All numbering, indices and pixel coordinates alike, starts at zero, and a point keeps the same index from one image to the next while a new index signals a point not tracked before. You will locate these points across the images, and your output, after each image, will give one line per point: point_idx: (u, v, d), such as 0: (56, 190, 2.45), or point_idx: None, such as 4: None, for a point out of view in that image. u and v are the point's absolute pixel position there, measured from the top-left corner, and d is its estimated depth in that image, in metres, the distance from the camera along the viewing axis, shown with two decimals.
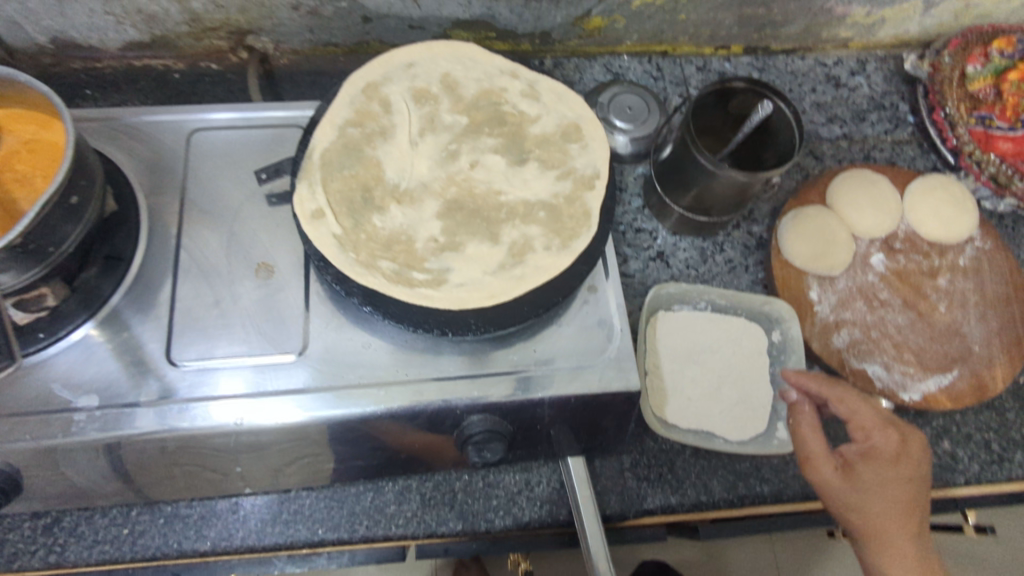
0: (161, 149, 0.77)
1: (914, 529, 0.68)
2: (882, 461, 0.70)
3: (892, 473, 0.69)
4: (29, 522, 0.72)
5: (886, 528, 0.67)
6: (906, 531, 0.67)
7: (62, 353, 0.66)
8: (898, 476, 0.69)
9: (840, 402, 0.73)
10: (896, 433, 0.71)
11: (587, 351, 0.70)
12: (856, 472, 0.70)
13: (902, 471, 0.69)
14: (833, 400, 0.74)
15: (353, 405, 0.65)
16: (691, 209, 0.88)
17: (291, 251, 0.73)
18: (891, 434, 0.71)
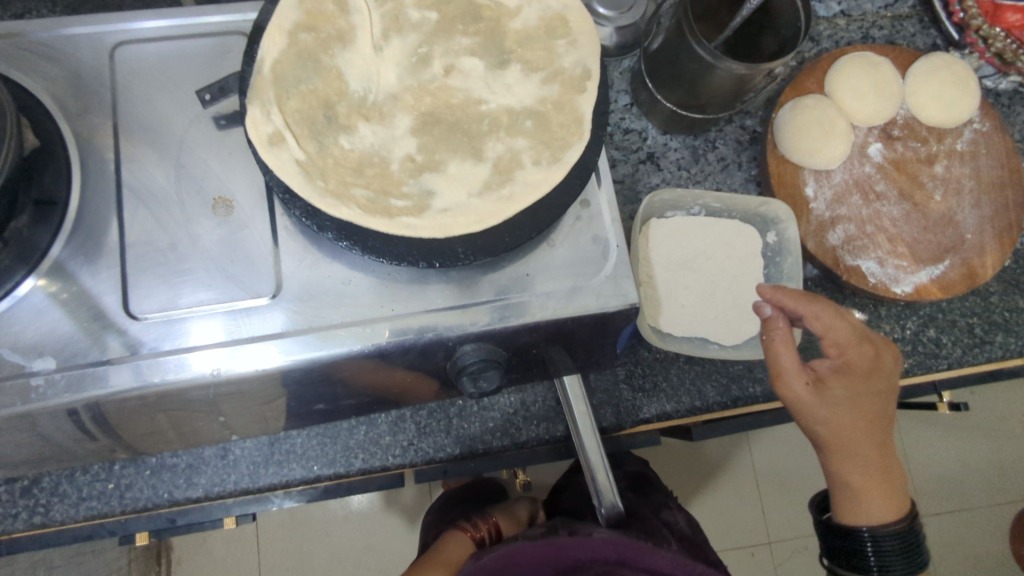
0: (80, 69, 0.66)
1: (876, 436, 0.69)
2: (853, 376, 0.69)
3: (863, 387, 0.69)
4: (4, 486, 0.68)
5: (850, 437, 0.68)
6: (868, 439, 0.69)
7: (6, 315, 0.59)
8: (869, 389, 0.69)
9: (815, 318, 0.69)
10: (864, 347, 0.70)
11: (582, 270, 0.66)
12: (827, 387, 0.68)
13: (870, 385, 0.69)
14: (809, 317, 0.69)
15: (337, 345, 0.61)
16: (684, 105, 0.81)
17: (250, 182, 0.65)
18: (865, 349, 0.70)
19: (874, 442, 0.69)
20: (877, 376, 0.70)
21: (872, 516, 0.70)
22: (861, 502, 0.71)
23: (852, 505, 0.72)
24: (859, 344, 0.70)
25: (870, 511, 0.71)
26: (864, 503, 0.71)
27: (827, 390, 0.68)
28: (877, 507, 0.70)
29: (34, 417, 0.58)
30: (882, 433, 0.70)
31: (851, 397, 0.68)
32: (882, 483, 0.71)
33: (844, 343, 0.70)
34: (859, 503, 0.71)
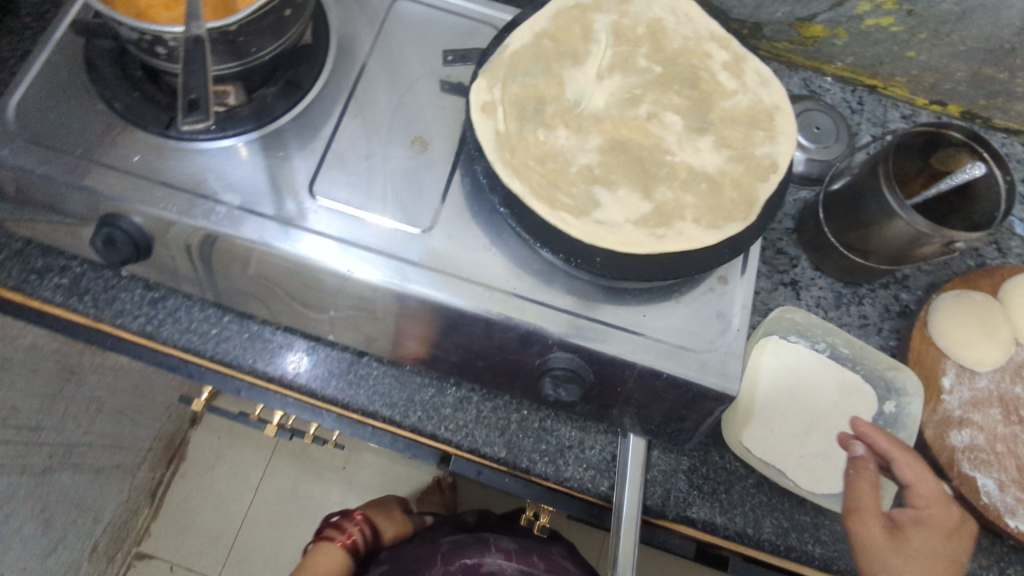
0: (366, 5, 0.80)
1: None
2: (929, 531, 0.64)
3: (943, 545, 0.64)
4: (140, 290, 0.79)
5: None
6: None
7: (217, 151, 0.70)
8: (946, 550, 0.64)
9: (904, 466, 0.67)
10: (941, 506, 0.66)
11: (696, 335, 0.67)
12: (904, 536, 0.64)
13: (952, 546, 0.65)
14: (901, 461, 0.67)
15: (454, 295, 0.66)
16: (849, 245, 0.82)
17: (447, 136, 0.74)
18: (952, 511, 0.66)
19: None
20: (958, 540, 0.65)
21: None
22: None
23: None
24: (943, 502, 0.66)
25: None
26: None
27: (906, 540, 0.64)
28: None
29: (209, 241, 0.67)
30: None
31: (929, 553, 0.63)
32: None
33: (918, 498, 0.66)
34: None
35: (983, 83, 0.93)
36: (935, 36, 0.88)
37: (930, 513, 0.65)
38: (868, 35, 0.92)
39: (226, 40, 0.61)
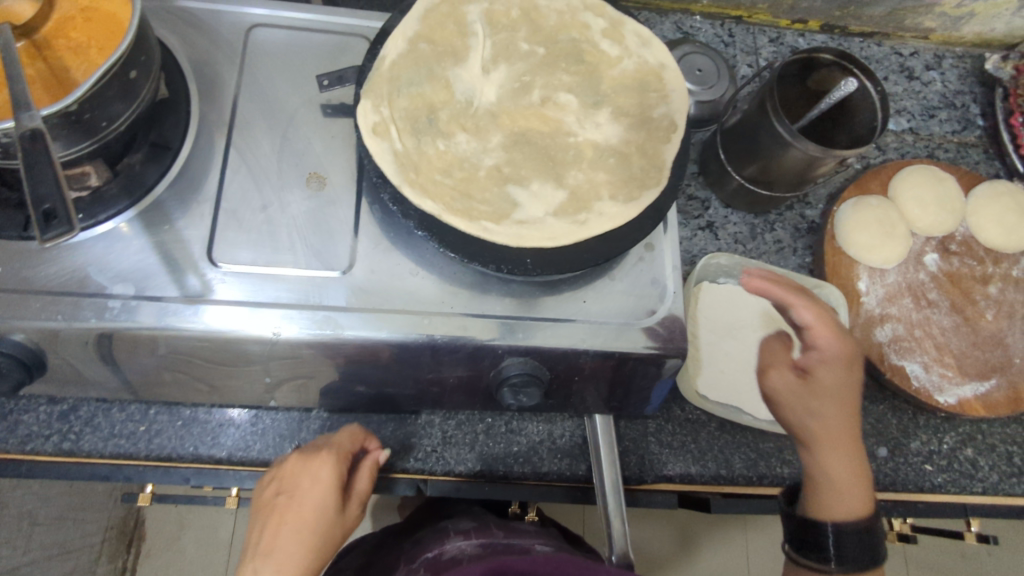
0: (217, 41, 0.73)
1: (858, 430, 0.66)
2: (839, 366, 0.64)
3: (845, 373, 0.65)
4: (45, 406, 0.72)
5: (838, 433, 0.65)
6: (854, 432, 0.65)
7: (93, 240, 0.63)
8: (846, 378, 0.64)
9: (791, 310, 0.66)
10: (832, 335, 0.65)
11: (637, 308, 0.68)
12: (816, 381, 0.64)
13: (851, 370, 0.65)
14: (804, 310, 0.65)
15: (393, 331, 0.63)
16: (753, 180, 0.85)
17: (344, 166, 0.70)
18: (857, 342, 0.65)
19: (839, 453, 0.65)
20: (856, 364, 0.65)
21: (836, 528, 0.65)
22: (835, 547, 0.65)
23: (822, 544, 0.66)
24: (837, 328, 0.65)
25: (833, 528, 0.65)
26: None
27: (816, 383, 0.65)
28: (841, 514, 0.65)
29: (109, 339, 0.61)
30: (856, 433, 0.66)
31: (836, 388, 0.64)
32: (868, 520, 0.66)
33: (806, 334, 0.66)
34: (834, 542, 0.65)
35: None
36: None
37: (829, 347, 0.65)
38: None
39: (69, 118, 0.53)
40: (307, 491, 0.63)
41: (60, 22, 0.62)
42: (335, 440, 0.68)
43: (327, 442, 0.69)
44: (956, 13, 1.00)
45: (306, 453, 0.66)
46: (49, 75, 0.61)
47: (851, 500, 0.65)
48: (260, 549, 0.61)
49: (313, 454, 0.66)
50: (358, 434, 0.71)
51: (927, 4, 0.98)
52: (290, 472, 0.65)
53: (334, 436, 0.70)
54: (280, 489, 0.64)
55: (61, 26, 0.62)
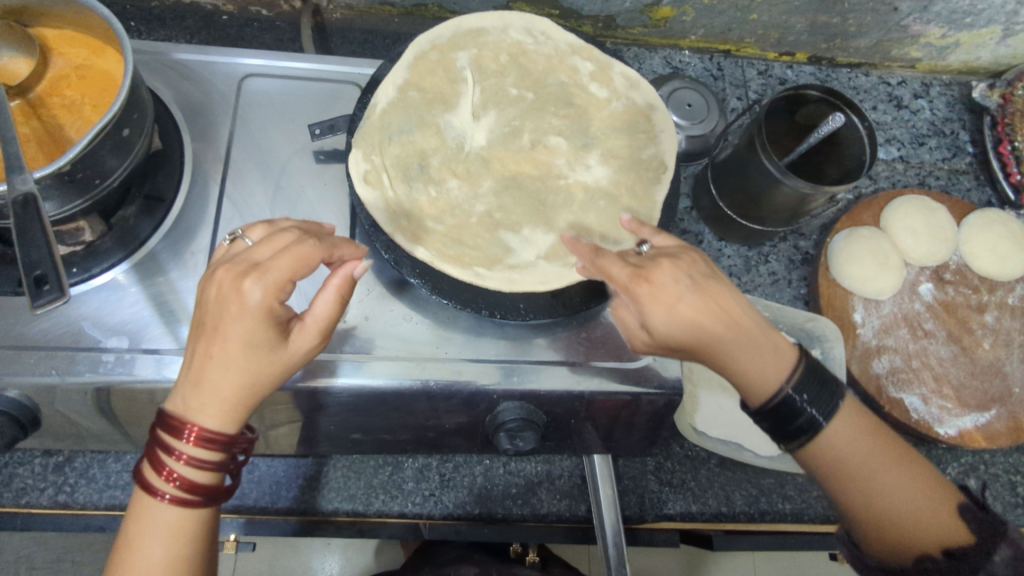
0: (211, 92, 0.74)
1: (768, 350, 0.56)
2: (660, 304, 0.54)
3: (695, 296, 0.54)
4: (40, 459, 0.72)
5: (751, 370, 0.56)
6: (765, 359, 0.56)
7: (88, 293, 0.64)
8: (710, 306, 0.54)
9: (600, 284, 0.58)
10: (649, 278, 0.55)
11: (631, 348, 0.69)
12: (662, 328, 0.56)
13: (706, 293, 0.55)
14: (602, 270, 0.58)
15: (387, 377, 0.63)
16: (744, 214, 0.85)
17: (337, 213, 0.71)
18: (656, 276, 0.55)
19: (775, 371, 0.56)
20: (690, 289, 0.54)
21: (839, 448, 0.55)
22: (848, 470, 0.55)
23: (836, 478, 0.56)
24: (631, 283, 0.55)
25: (839, 450, 0.55)
26: (939, 519, 0.53)
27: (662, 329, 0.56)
28: (825, 421, 0.55)
29: (103, 394, 0.61)
30: (762, 351, 0.56)
31: (685, 323, 0.53)
32: (855, 416, 0.57)
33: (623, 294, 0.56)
34: (842, 466, 0.55)
35: (821, 29, 0.99)
36: None
37: (669, 284, 0.54)
38: (712, 8, 0.95)
39: (63, 178, 0.54)
40: (233, 323, 0.48)
41: (55, 81, 0.64)
42: (281, 251, 0.50)
43: (265, 258, 0.50)
44: (942, 43, 1.01)
45: (234, 271, 0.49)
46: (43, 133, 0.61)
47: (824, 396, 0.55)
48: (191, 377, 0.49)
49: (242, 274, 0.48)
50: (302, 256, 0.49)
51: (912, 35, 0.99)
52: (215, 294, 0.48)
53: (282, 244, 0.51)
54: (204, 313, 0.49)
55: (55, 85, 0.63)
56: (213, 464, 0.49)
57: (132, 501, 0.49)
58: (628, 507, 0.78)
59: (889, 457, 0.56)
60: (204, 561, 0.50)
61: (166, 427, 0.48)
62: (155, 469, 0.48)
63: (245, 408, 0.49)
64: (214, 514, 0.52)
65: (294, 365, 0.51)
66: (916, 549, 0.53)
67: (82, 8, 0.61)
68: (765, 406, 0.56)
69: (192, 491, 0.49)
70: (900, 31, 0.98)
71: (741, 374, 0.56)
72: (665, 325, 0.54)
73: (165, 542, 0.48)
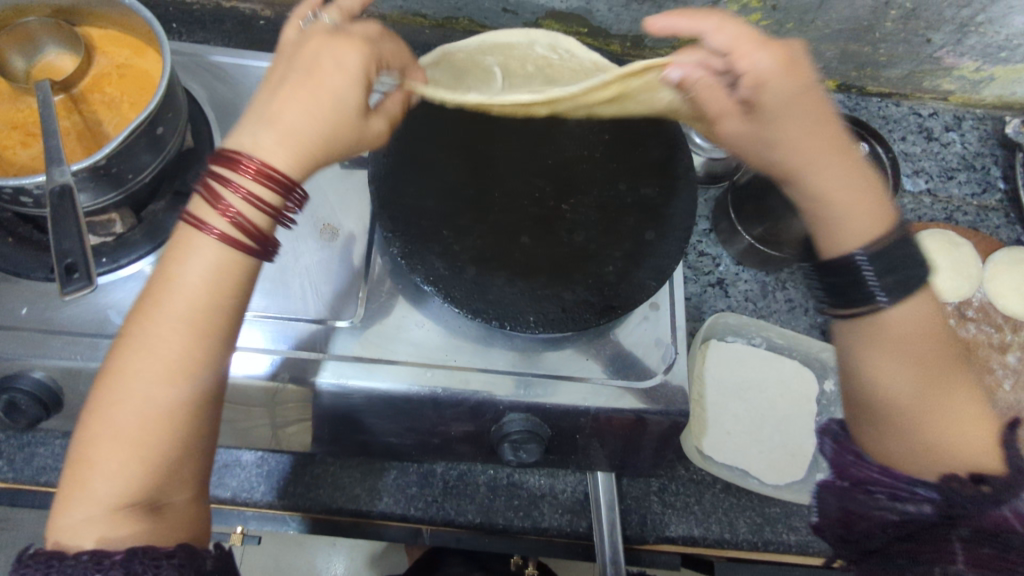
0: (244, 94, 0.77)
1: (852, 163, 0.56)
2: (779, 75, 0.53)
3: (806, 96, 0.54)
4: (60, 440, 0.74)
5: (835, 198, 0.56)
6: (859, 182, 0.56)
7: (117, 283, 0.66)
8: (815, 106, 0.55)
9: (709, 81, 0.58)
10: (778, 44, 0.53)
11: (639, 366, 0.69)
12: (756, 109, 0.56)
13: (813, 98, 0.54)
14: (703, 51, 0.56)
15: (396, 381, 0.65)
16: (762, 240, 0.85)
17: (357, 218, 0.73)
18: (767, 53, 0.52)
19: (862, 225, 0.55)
20: (807, 93, 0.54)
21: (902, 327, 0.54)
22: (923, 379, 0.54)
23: (892, 359, 0.54)
24: (753, 45, 0.53)
25: (899, 331, 0.54)
26: (955, 433, 0.52)
27: (761, 114, 0.56)
28: (891, 300, 0.54)
29: None
30: (847, 152, 0.56)
31: (794, 96, 0.54)
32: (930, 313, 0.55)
33: (715, 64, 0.56)
34: (901, 344, 0.54)
35: (852, 58, 0.98)
36: (801, 24, 0.92)
37: (796, 62, 0.53)
38: None
39: (98, 172, 0.56)
40: (330, 70, 0.47)
41: (97, 78, 0.67)
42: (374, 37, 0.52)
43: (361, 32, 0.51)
44: (976, 77, 1.00)
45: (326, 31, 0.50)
46: (83, 127, 0.64)
47: (909, 269, 0.54)
48: (263, 113, 0.47)
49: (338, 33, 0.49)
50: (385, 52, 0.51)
51: (946, 67, 0.98)
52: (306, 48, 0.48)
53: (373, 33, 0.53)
54: (294, 61, 0.48)
55: (97, 82, 0.67)
56: (270, 207, 0.46)
57: (176, 232, 0.47)
58: (633, 529, 0.78)
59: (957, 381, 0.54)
60: (214, 356, 0.46)
61: (226, 157, 0.45)
62: (210, 199, 0.46)
63: (311, 152, 0.47)
64: (255, 271, 0.48)
65: (365, 141, 0.52)
66: (936, 466, 0.52)
67: (126, 10, 0.64)
68: (836, 259, 0.56)
69: (246, 232, 0.46)
70: (933, 62, 0.98)
71: (828, 219, 0.57)
72: (768, 69, 0.53)
73: (200, 282, 0.45)
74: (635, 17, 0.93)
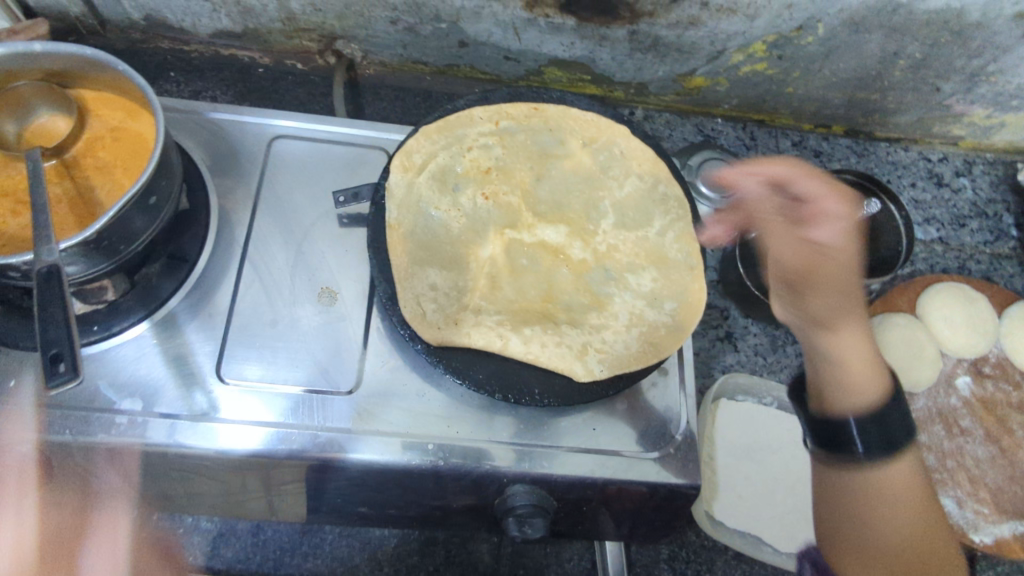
0: (241, 151, 0.75)
1: (854, 312, 0.60)
2: (836, 224, 0.58)
3: (845, 272, 0.59)
4: None
5: (820, 267, 0.59)
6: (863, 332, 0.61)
7: (109, 352, 0.64)
8: (847, 262, 0.58)
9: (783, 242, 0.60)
10: (836, 190, 0.60)
11: (648, 436, 0.67)
12: (814, 231, 0.59)
13: (851, 267, 0.59)
14: (797, 176, 0.61)
15: (397, 455, 0.62)
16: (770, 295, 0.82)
17: (356, 279, 0.71)
18: (836, 202, 0.59)
19: (874, 384, 0.60)
20: (852, 241, 0.58)
21: (890, 482, 0.59)
22: (895, 510, 0.59)
23: (868, 508, 0.59)
24: (826, 194, 0.59)
25: (889, 497, 0.59)
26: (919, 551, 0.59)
27: (795, 233, 0.60)
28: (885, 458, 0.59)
29: (114, 455, 0.61)
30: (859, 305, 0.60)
31: (817, 261, 0.59)
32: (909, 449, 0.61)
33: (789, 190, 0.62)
34: (876, 492, 0.59)
35: (859, 105, 0.97)
36: (806, 73, 0.91)
37: (845, 216, 0.59)
38: (746, 80, 0.94)
39: (89, 247, 0.55)
40: None
41: (90, 142, 0.65)
42: None
43: None
44: (986, 123, 0.98)
45: None
46: (75, 193, 0.63)
47: (848, 405, 0.60)
48: None
49: None
50: None
51: (955, 114, 0.97)
52: None
53: None
54: None
55: (91, 146, 0.65)
56: None
57: None
58: None
59: (910, 509, 0.59)
60: None
61: None
62: None
63: None
64: None
65: None
66: (868, 528, 0.59)
67: (118, 74, 0.63)
68: (833, 415, 0.60)
69: None
70: (943, 109, 0.96)
71: (837, 374, 0.61)
72: (835, 240, 0.58)
73: None
74: (639, 66, 0.92)
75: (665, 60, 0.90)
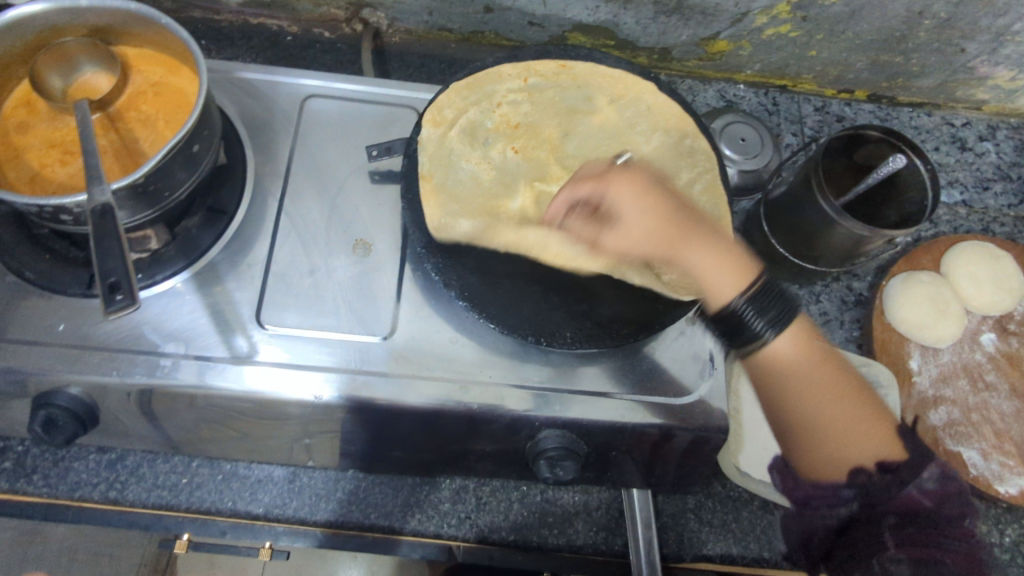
0: (275, 110, 0.77)
1: (684, 249, 0.65)
2: (621, 190, 0.66)
3: (653, 234, 0.66)
4: (95, 455, 0.75)
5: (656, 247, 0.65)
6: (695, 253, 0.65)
7: (152, 299, 0.66)
8: (646, 214, 0.66)
9: (571, 194, 0.68)
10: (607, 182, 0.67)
11: (677, 382, 0.68)
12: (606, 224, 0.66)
13: (664, 215, 0.66)
14: (586, 185, 0.68)
15: (432, 398, 0.64)
16: (796, 252, 0.83)
17: (389, 232, 0.73)
18: (619, 179, 0.66)
19: (731, 288, 0.63)
20: (632, 199, 0.66)
21: (784, 354, 0.62)
22: (832, 397, 0.63)
23: (776, 388, 0.64)
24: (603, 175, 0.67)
25: (784, 360, 0.62)
26: (857, 434, 0.62)
27: (610, 219, 0.66)
28: (776, 331, 0.62)
29: (158, 395, 0.63)
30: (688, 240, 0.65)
31: (649, 216, 0.66)
32: (807, 336, 0.64)
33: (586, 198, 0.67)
34: (784, 371, 0.63)
35: (883, 68, 0.97)
36: (830, 36, 0.91)
37: (628, 192, 0.66)
38: (770, 43, 0.94)
39: (136, 190, 0.57)
40: None
41: (133, 96, 0.67)
42: None
43: None
44: (1011, 86, 0.98)
45: None
46: (119, 145, 0.65)
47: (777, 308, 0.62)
48: None
49: None
50: None
51: (979, 77, 0.97)
52: None
53: None
54: None
55: (133, 100, 0.67)
56: None
57: None
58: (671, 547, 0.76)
59: (836, 391, 0.64)
60: None
61: None
62: None
63: None
64: None
65: None
66: (830, 435, 0.63)
67: (161, 29, 0.65)
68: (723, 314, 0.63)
69: None
70: (967, 72, 0.96)
71: (708, 287, 0.64)
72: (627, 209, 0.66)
73: None
74: (662, 30, 0.92)
75: (689, 24, 0.91)
